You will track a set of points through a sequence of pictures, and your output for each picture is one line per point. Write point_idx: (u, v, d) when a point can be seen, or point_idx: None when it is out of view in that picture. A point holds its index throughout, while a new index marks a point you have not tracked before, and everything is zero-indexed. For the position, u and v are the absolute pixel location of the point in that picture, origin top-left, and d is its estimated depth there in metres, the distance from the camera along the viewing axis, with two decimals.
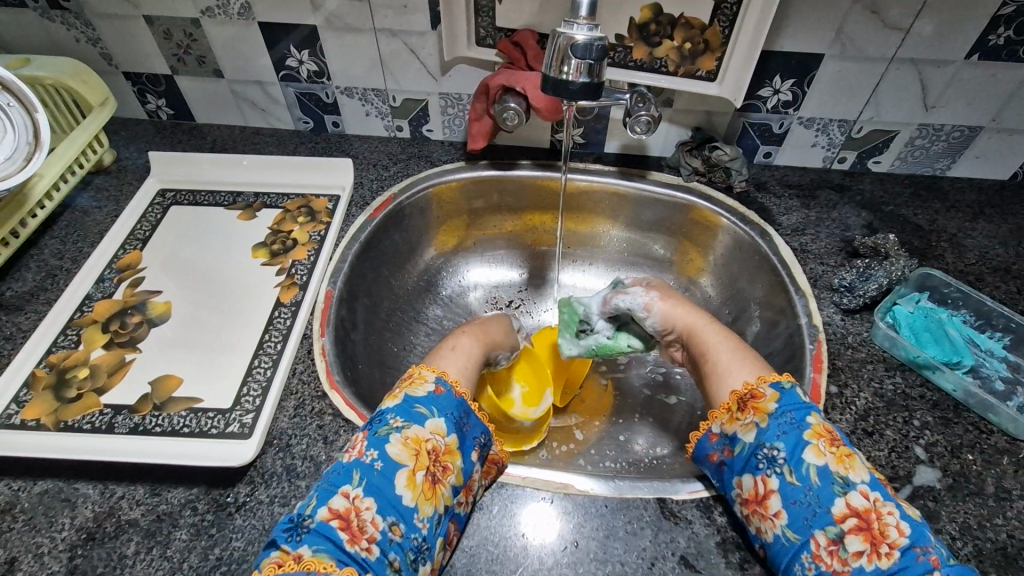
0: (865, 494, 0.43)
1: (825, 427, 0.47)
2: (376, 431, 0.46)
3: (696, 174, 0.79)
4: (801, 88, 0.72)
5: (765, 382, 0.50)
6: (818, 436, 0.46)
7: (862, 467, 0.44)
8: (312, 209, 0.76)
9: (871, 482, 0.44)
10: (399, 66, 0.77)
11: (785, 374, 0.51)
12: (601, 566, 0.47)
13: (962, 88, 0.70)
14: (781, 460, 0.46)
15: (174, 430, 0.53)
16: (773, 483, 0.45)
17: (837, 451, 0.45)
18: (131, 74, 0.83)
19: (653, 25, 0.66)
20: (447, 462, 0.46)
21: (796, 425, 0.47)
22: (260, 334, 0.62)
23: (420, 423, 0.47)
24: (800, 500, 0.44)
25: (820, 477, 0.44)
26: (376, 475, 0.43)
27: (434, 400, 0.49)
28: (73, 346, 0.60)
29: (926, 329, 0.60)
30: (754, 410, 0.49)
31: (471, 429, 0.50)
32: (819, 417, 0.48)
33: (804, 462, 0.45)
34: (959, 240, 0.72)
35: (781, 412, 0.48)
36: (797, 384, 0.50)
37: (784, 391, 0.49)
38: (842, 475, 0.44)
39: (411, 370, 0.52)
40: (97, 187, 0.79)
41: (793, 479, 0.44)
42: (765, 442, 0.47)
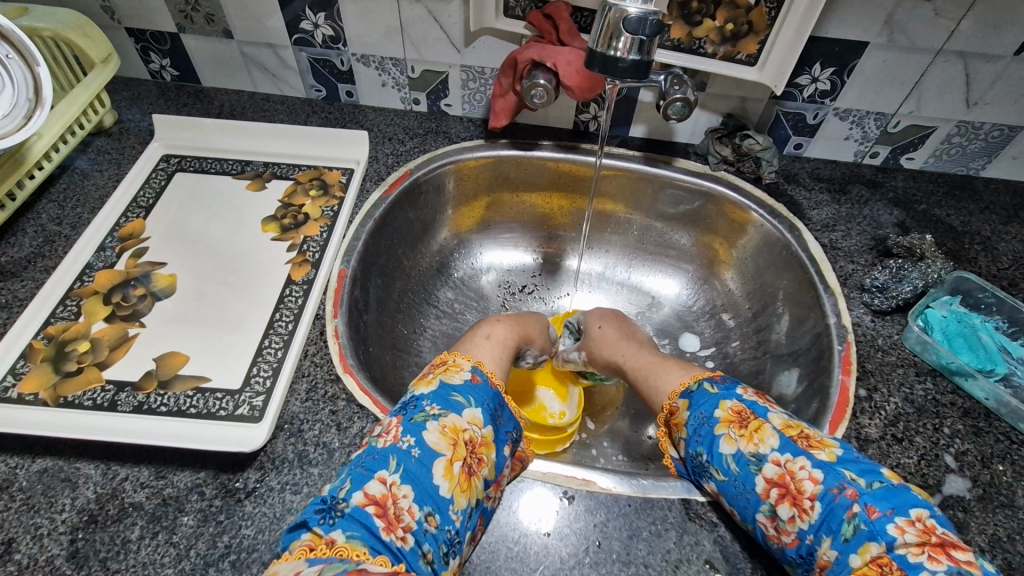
0: (777, 460, 0.43)
1: (733, 412, 0.47)
2: (412, 418, 0.45)
3: (724, 163, 0.76)
4: (841, 77, 0.69)
5: (676, 398, 0.52)
6: (726, 426, 0.47)
7: (771, 433, 0.44)
8: (324, 182, 0.73)
9: (782, 445, 0.44)
10: (420, 34, 0.73)
11: (696, 376, 0.53)
12: (623, 567, 0.46)
13: (1009, 85, 0.67)
14: (706, 463, 0.47)
15: (181, 410, 0.51)
16: (713, 487, 0.47)
17: (746, 431, 0.45)
18: (135, 30, 0.78)
19: (695, 3, 0.62)
20: (483, 454, 0.45)
21: (706, 423, 0.48)
22: (270, 312, 0.59)
23: (459, 412, 0.46)
24: (734, 493, 0.45)
25: (737, 464, 0.45)
26: (414, 462, 0.42)
27: (471, 389, 0.48)
28: (73, 318, 0.57)
29: (959, 334, 0.59)
30: (677, 427, 0.51)
31: (505, 421, 0.49)
32: (727, 402, 0.48)
33: (720, 455, 0.46)
34: (992, 243, 0.70)
35: (694, 417, 0.49)
36: (706, 380, 0.51)
37: (692, 396, 0.51)
38: (752, 452, 0.44)
39: (447, 358, 0.51)
40: (96, 150, 0.75)
41: (720, 476, 0.46)
42: (692, 452, 0.49)
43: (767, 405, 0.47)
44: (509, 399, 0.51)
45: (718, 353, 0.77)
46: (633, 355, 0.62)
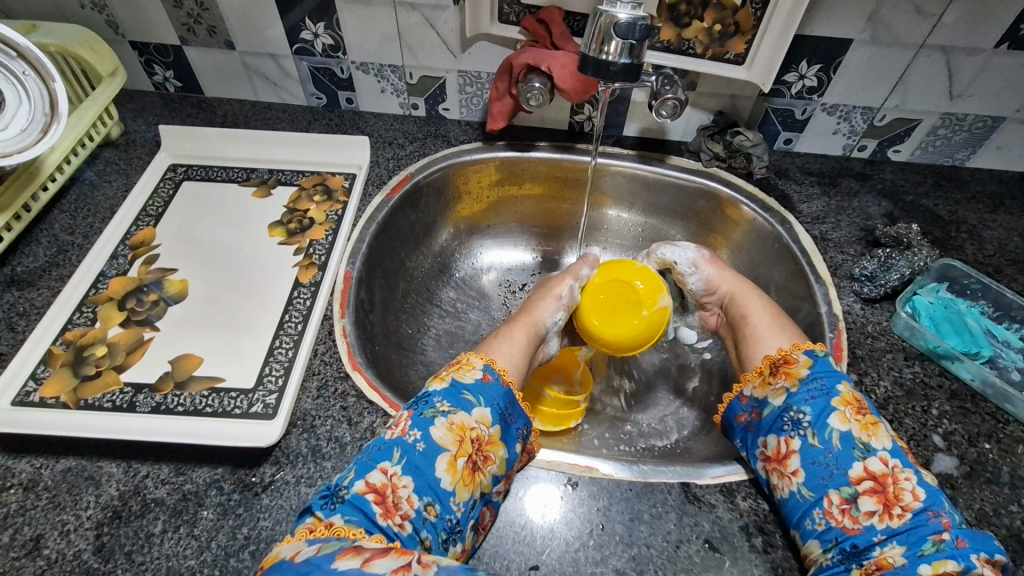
0: (884, 459, 0.46)
1: (854, 397, 0.50)
2: (422, 413, 0.47)
3: (716, 160, 0.78)
4: (827, 74, 0.71)
5: (797, 350, 0.55)
6: (845, 404, 0.50)
7: (886, 435, 0.48)
8: (328, 187, 0.75)
9: (893, 450, 0.47)
10: (418, 42, 0.75)
11: (816, 344, 0.56)
12: (627, 548, 0.48)
13: (990, 78, 0.69)
14: (805, 424, 0.50)
15: (197, 410, 0.53)
16: (794, 444, 0.49)
17: (862, 419, 0.49)
18: (138, 43, 0.80)
19: (684, 6, 0.64)
20: (489, 451, 0.48)
21: (826, 392, 0.51)
22: (280, 314, 0.61)
23: (467, 410, 0.48)
24: (818, 460, 0.48)
25: (841, 440, 0.48)
26: (418, 456, 0.45)
27: (481, 389, 0.51)
28: (89, 324, 0.59)
29: (946, 320, 0.61)
30: (786, 375, 0.54)
31: (514, 419, 0.51)
32: (848, 386, 0.52)
33: (827, 427, 0.49)
34: (977, 232, 0.72)
35: (813, 378, 0.52)
36: (830, 355, 0.55)
37: (817, 358, 0.54)
38: (864, 440, 0.47)
39: (460, 356, 0.53)
40: (105, 161, 0.77)
41: (814, 441, 0.49)
42: (792, 407, 0.51)
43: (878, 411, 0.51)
44: (519, 398, 0.53)
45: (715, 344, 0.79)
46: (742, 290, 0.65)
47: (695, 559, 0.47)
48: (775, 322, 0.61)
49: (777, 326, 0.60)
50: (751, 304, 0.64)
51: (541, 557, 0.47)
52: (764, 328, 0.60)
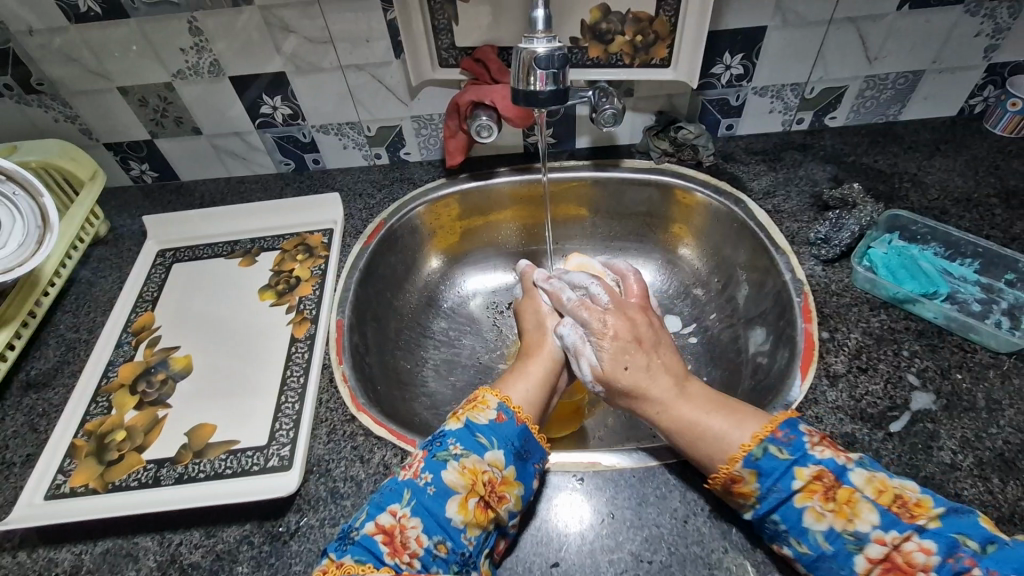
0: (880, 539, 0.43)
1: (817, 479, 0.46)
2: (435, 455, 0.50)
3: (666, 156, 0.83)
4: (751, 60, 0.76)
5: (737, 464, 0.48)
6: (811, 497, 0.45)
7: (867, 509, 0.44)
8: (308, 245, 0.79)
9: (882, 522, 0.43)
10: (369, 98, 0.80)
11: (754, 437, 0.49)
12: (638, 531, 0.51)
13: (900, 37, 0.74)
14: (787, 533, 0.46)
15: (218, 473, 0.56)
16: (792, 553, 0.46)
17: (836, 506, 0.45)
18: (113, 144, 0.86)
19: (604, 24, 0.70)
20: (504, 491, 0.49)
21: (785, 497, 0.46)
22: (282, 371, 0.65)
23: (480, 453, 0.50)
24: (821, 565, 0.45)
25: (830, 540, 0.44)
26: (428, 498, 0.48)
27: (494, 430, 0.52)
28: (106, 412, 0.63)
29: (901, 267, 0.65)
30: (742, 494, 0.48)
31: (531, 456, 0.53)
32: (804, 469, 0.46)
33: (808, 532, 0.45)
34: (920, 179, 0.77)
35: (767, 489, 0.47)
36: (770, 441, 0.48)
37: (759, 464, 0.47)
38: (850, 531, 0.44)
39: (476, 395, 0.56)
40: (98, 258, 0.81)
41: (804, 549, 0.45)
42: (764, 518, 0.47)
43: (847, 462, 0.46)
44: (536, 432, 0.55)
45: (699, 327, 0.82)
46: (670, 396, 0.55)
47: (703, 529, 0.50)
48: (722, 418, 0.52)
49: (710, 416, 0.52)
50: (681, 405, 0.54)
51: (560, 553, 0.50)
52: (706, 426, 0.52)
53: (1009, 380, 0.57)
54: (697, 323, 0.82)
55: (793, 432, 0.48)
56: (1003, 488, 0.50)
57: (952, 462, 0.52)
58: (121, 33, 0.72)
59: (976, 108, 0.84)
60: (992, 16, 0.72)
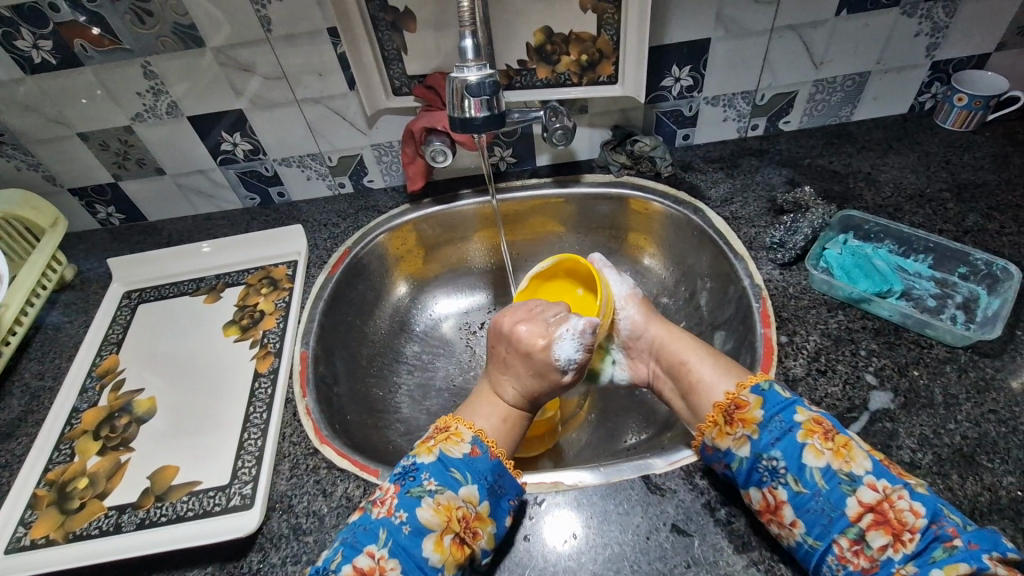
0: (872, 484, 0.45)
1: (816, 422, 0.49)
2: (409, 492, 0.50)
3: (625, 168, 0.84)
4: (699, 72, 0.78)
5: (745, 390, 0.53)
6: (812, 436, 0.48)
7: (861, 454, 0.47)
8: (273, 279, 0.80)
9: (875, 470, 0.46)
10: (328, 129, 0.81)
11: (759, 375, 0.54)
12: (601, 551, 0.50)
13: (842, 41, 0.76)
14: (784, 470, 0.47)
15: (180, 516, 0.56)
16: (781, 495, 0.47)
17: (834, 446, 0.47)
18: (77, 189, 0.86)
19: (549, 46, 0.72)
20: (478, 527, 0.49)
21: (789, 430, 0.49)
22: (245, 407, 0.65)
23: (456, 489, 0.50)
24: (812, 507, 0.46)
25: (826, 478, 0.46)
26: (404, 537, 0.47)
27: (469, 465, 0.52)
28: (68, 460, 0.62)
29: (855, 266, 0.65)
30: (743, 423, 0.51)
31: (505, 491, 0.52)
32: (805, 410, 0.50)
33: (807, 468, 0.47)
34: (874, 177, 0.78)
35: (770, 419, 0.50)
36: (774, 381, 0.53)
37: (766, 394, 0.51)
38: (845, 471, 0.46)
39: (449, 428, 0.55)
40: (64, 303, 0.81)
41: (799, 488, 0.46)
42: (763, 454, 0.49)
43: (842, 422, 0.50)
44: (510, 467, 0.54)
45: None
46: (673, 338, 0.63)
47: (666, 545, 0.50)
48: (712, 364, 0.58)
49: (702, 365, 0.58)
50: (682, 351, 0.61)
51: None
52: (699, 373, 0.58)
53: (965, 374, 0.57)
54: None
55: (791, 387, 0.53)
56: (962, 484, 0.50)
57: (911, 460, 0.52)
58: (76, 81, 0.73)
59: (925, 105, 0.85)
60: (930, 15, 0.74)
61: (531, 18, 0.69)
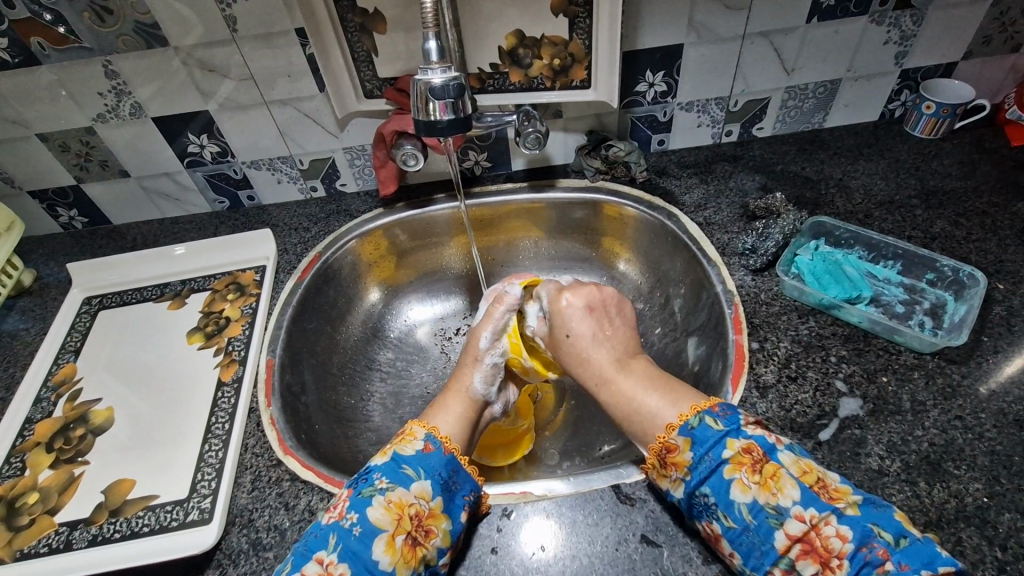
0: (799, 515, 0.43)
1: (744, 452, 0.47)
2: (360, 493, 0.49)
3: (600, 173, 0.83)
4: (672, 77, 0.78)
5: (672, 432, 0.50)
6: (739, 469, 0.46)
7: (790, 484, 0.44)
8: (240, 284, 0.78)
9: (803, 498, 0.44)
10: (298, 132, 0.80)
11: (691, 408, 0.51)
12: (570, 563, 0.49)
13: (813, 49, 0.76)
14: (715, 507, 0.46)
15: (134, 532, 0.54)
16: (715, 529, 0.46)
17: (761, 478, 0.45)
18: (37, 192, 0.84)
19: (521, 49, 0.71)
20: (431, 525, 0.48)
21: (715, 466, 0.47)
22: (206, 418, 0.63)
23: (408, 485, 0.49)
24: (745, 541, 0.44)
25: (753, 513, 0.44)
26: (354, 540, 0.46)
27: (422, 460, 0.52)
28: (18, 474, 0.60)
29: (825, 272, 0.66)
30: (675, 465, 0.49)
31: (460, 487, 0.52)
32: (735, 440, 0.47)
33: (734, 503, 0.45)
34: (845, 183, 0.78)
35: (699, 458, 0.48)
36: (707, 413, 0.50)
37: (693, 432, 0.49)
38: (772, 505, 0.44)
39: (403, 428, 0.55)
40: (22, 309, 0.79)
41: (729, 523, 0.45)
42: (695, 492, 0.47)
43: (775, 444, 0.47)
44: (465, 464, 0.53)
45: (644, 343, 0.81)
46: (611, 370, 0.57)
47: (635, 556, 0.49)
48: (657, 393, 0.54)
49: (647, 394, 0.54)
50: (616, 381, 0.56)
51: None
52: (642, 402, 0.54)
53: (932, 380, 0.57)
54: (642, 339, 0.81)
55: (729, 408, 0.50)
56: (929, 491, 0.50)
57: (880, 468, 0.52)
58: (33, 81, 0.71)
59: (895, 112, 0.86)
60: (898, 24, 0.75)
61: (501, 22, 0.68)
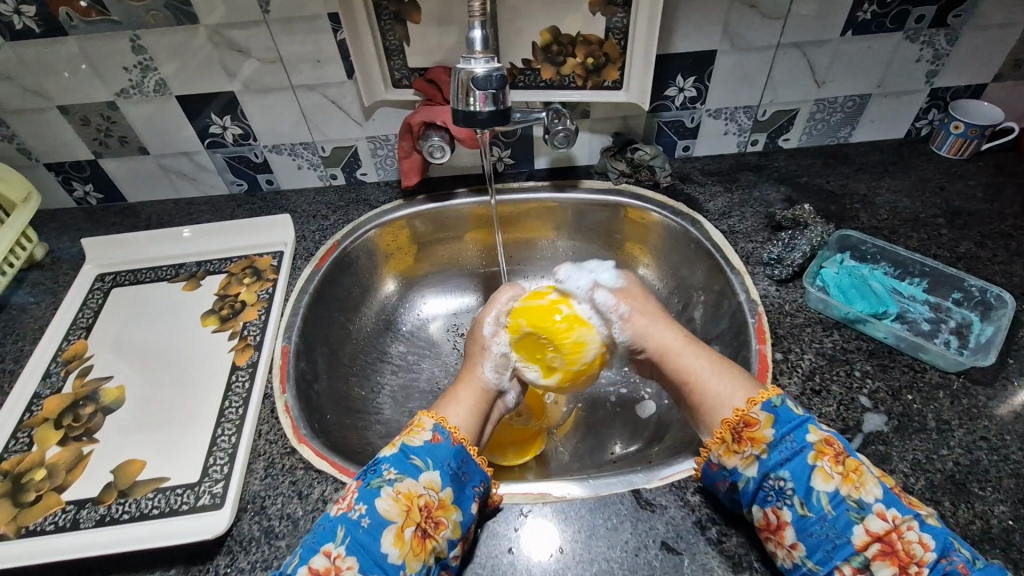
0: (881, 513, 0.43)
1: (827, 443, 0.47)
2: (368, 484, 0.48)
3: (624, 176, 0.83)
4: (703, 83, 0.77)
5: (755, 406, 0.50)
6: (822, 458, 0.46)
7: (872, 481, 0.45)
8: (257, 269, 0.77)
9: (885, 498, 0.44)
10: (322, 118, 0.79)
11: (771, 390, 0.51)
12: (588, 566, 0.49)
13: (845, 63, 0.76)
14: (791, 492, 0.46)
15: (144, 514, 0.53)
16: (785, 515, 0.45)
17: (844, 470, 0.45)
18: (53, 164, 0.83)
19: (555, 46, 0.70)
20: (441, 517, 0.47)
21: (800, 450, 0.47)
22: (220, 401, 0.62)
23: (416, 477, 0.49)
24: (817, 532, 0.44)
25: (833, 503, 0.44)
26: (362, 532, 0.45)
27: (430, 451, 0.51)
28: (26, 449, 0.58)
29: (851, 286, 0.65)
30: (752, 441, 0.49)
31: (469, 478, 0.51)
32: (817, 429, 0.48)
33: (813, 491, 0.45)
34: (870, 199, 0.78)
35: (780, 438, 0.48)
36: (788, 398, 0.50)
37: (777, 411, 0.49)
38: (854, 497, 0.44)
39: (411, 419, 0.54)
40: (32, 283, 0.78)
41: (805, 510, 0.45)
42: (771, 473, 0.47)
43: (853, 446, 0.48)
44: (475, 454, 0.53)
45: None
46: (678, 347, 0.59)
47: (655, 563, 0.48)
48: (719, 378, 0.54)
49: (717, 377, 0.54)
50: (689, 361, 0.57)
51: None
52: (709, 388, 0.54)
53: (957, 400, 0.57)
54: None
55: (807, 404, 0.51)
56: (954, 511, 0.49)
57: (904, 485, 0.51)
58: (58, 52, 0.70)
59: (921, 131, 0.86)
60: (932, 42, 0.74)
61: (537, 18, 0.68)
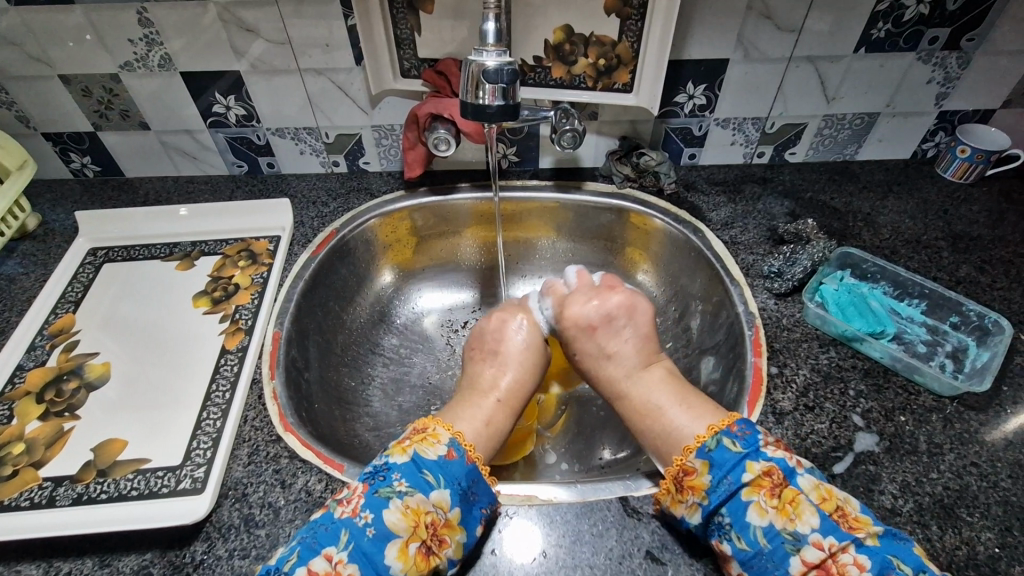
0: (818, 543, 0.43)
1: (765, 474, 0.46)
2: (378, 491, 0.47)
3: (628, 180, 0.82)
4: (713, 91, 0.77)
5: (690, 454, 0.50)
6: (757, 492, 0.46)
7: (809, 510, 0.44)
8: (252, 252, 0.76)
9: (823, 526, 0.43)
10: (328, 103, 0.78)
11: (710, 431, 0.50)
12: (571, 571, 0.48)
13: (856, 80, 0.76)
14: (729, 527, 0.46)
15: (123, 495, 0.52)
16: (727, 550, 0.46)
17: (779, 503, 0.45)
18: (52, 134, 0.81)
19: (568, 45, 0.70)
20: (445, 535, 0.46)
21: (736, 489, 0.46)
22: (208, 384, 0.61)
23: (426, 492, 0.47)
24: (756, 564, 0.44)
25: (769, 537, 0.44)
26: (367, 541, 0.44)
27: (444, 467, 0.49)
28: (6, 422, 0.57)
29: (850, 304, 0.65)
30: (693, 490, 0.48)
31: (478, 499, 0.50)
32: (755, 463, 0.47)
33: (749, 526, 0.45)
34: (873, 218, 0.78)
35: (717, 482, 0.47)
36: (725, 434, 0.49)
37: (711, 455, 0.48)
38: (789, 530, 0.44)
39: (426, 428, 0.52)
40: (22, 253, 0.76)
41: (742, 545, 0.45)
42: (711, 513, 0.47)
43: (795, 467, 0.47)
44: (486, 473, 0.52)
45: None
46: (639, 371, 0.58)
47: (638, 571, 0.48)
48: (681, 409, 0.54)
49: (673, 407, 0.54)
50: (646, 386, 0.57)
51: None
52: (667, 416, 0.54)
53: (950, 424, 0.56)
54: None
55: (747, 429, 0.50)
56: (941, 535, 0.49)
57: (893, 507, 0.51)
58: (64, 20, 0.68)
59: (927, 153, 0.86)
60: (944, 64, 0.74)
61: (551, 15, 0.67)
